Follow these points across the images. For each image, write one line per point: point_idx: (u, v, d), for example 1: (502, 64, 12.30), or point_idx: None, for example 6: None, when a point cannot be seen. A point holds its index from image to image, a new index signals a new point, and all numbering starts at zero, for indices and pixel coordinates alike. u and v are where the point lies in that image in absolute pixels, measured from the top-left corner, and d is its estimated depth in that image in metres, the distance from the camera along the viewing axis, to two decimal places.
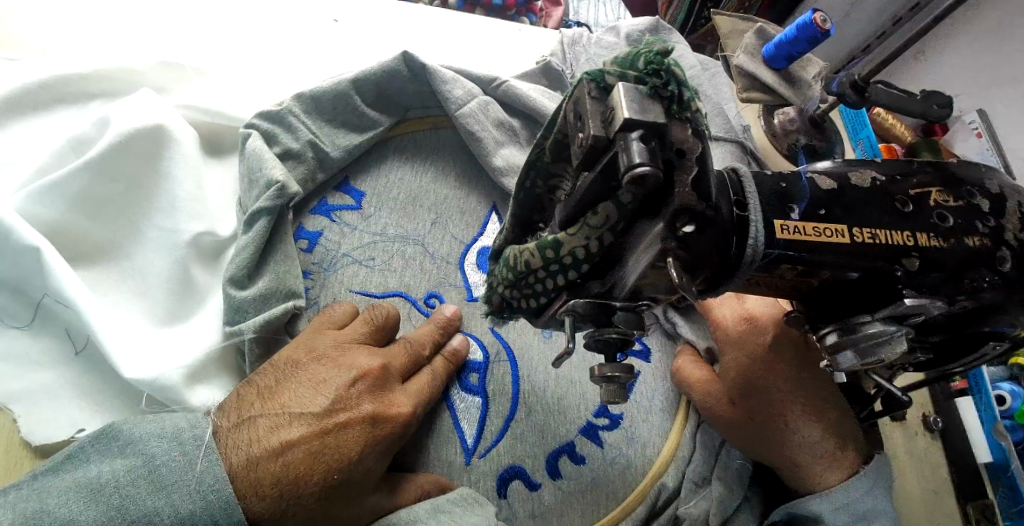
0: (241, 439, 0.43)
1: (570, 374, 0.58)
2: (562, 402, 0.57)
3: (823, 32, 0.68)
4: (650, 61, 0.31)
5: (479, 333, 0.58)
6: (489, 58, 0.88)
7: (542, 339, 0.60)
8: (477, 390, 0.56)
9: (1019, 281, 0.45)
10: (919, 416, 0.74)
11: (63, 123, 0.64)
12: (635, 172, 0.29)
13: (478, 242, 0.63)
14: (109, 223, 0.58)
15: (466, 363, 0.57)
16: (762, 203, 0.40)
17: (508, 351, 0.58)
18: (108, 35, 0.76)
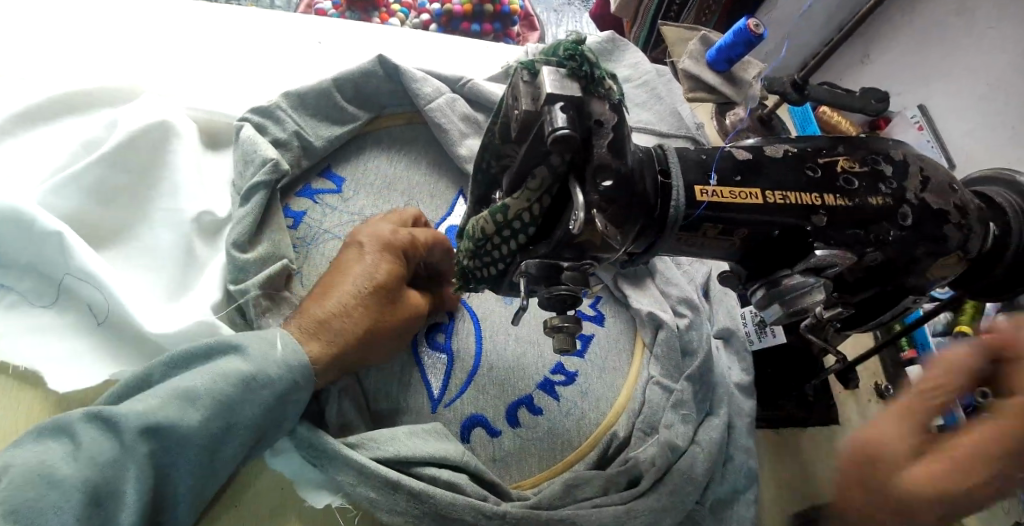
0: (325, 330, 0.54)
1: (530, 335, 0.66)
2: (522, 360, 0.64)
3: (756, 36, 0.76)
4: (567, 49, 0.38)
5: (448, 300, 0.68)
6: (460, 69, 0.96)
7: (504, 303, 0.69)
8: (444, 348, 0.64)
9: (918, 233, 0.51)
10: (872, 385, 0.79)
11: (71, 129, 0.70)
12: (557, 134, 0.35)
13: (446, 221, 0.71)
14: (121, 211, 0.65)
15: (436, 325, 0.65)
16: (682, 172, 0.47)
17: (473, 316, 0.67)
18: (119, 60, 0.84)
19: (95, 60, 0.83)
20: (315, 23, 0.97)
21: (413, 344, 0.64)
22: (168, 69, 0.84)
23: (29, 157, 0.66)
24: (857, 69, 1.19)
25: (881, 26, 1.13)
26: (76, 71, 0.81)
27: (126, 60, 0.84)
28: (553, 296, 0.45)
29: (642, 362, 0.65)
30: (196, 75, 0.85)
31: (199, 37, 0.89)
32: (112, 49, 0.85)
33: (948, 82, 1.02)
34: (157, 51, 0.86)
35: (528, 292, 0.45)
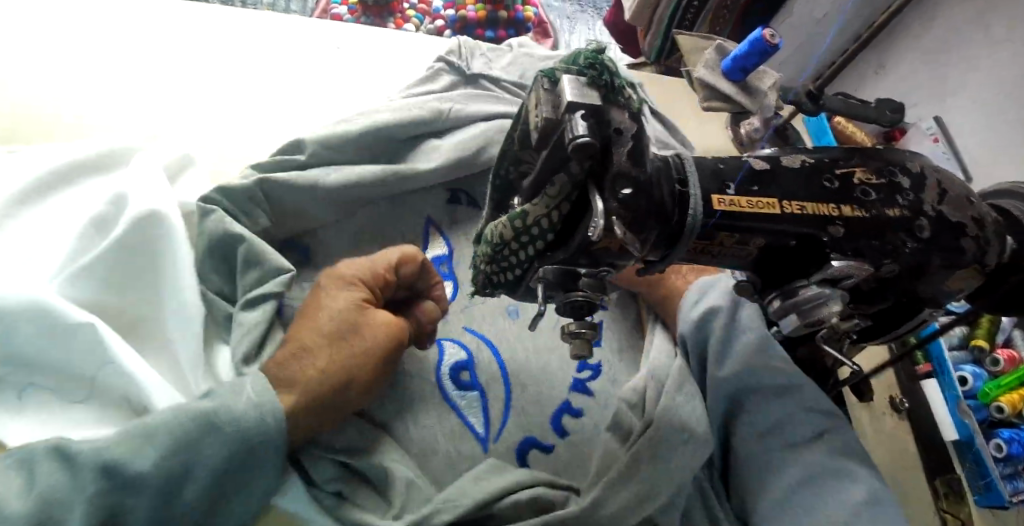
0: (287, 373, 0.54)
1: (541, 348, 0.70)
2: (547, 369, 0.69)
3: (772, 45, 0.76)
4: (587, 58, 0.39)
5: (457, 335, 0.69)
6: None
7: (510, 319, 0.71)
8: (472, 385, 0.66)
9: (935, 245, 0.51)
10: (886, 398, 0.78)
11: (74, 197, 0.66)
12: (577, 142, 0.35)
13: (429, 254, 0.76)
14: (135, 297, 0.62)
15: (456, 364, 0.67)
16: (700, 181, 0.47)
17: (488, 344, 0.69)
18: (145, 68, 0.88)
19: (122, 83, 0.86)
20: (334, 29, 1.00)
21: (440, 392, 0.65)
22: (193, 89, 0.87)
23: (26, 235, 0.62)
24: (871, 80, 1.19)
25: (897, 36, 1.13)
26: (109, 96, 0.84)
27: (153, 80, 0.87)
28: (571, 303, 0.46)
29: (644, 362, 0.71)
30: (225, 90, 0.89)
31: (224, 46, 0.93)
32: (137, 68, 0.87)
33: (964, 94, 1.01)
34: (182, 67, 0.89)
35: (546, 298, 0.47)
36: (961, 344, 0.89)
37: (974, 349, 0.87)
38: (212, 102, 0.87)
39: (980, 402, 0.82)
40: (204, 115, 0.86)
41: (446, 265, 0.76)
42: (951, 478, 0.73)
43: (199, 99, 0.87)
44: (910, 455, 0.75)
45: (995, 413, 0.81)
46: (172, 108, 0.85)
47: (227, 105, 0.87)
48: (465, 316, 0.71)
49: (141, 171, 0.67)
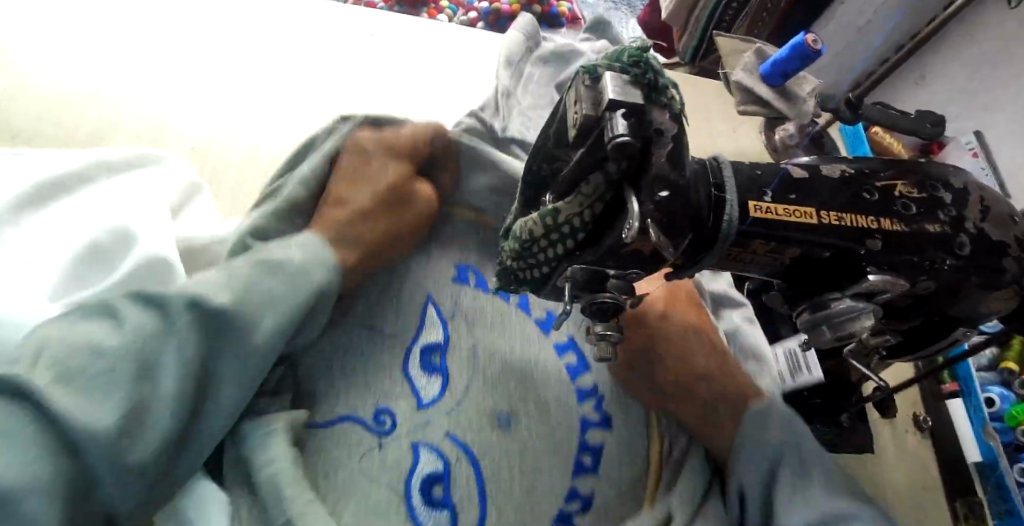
0: (343, 231, 0.62)
1: (534, 462, 0.58)
2: (532, 493, 0.57)
3: (814, 52, 0.75)
4: (631, 56, 0.38)
5: (436, 441, 0.56)
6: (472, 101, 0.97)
7: (499, 431, 0.59)
8: (443, 502, 0.54)
9: (977, 264, 0.49)
10: (909, 416, 0.76)
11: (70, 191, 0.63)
12: (617, 141, 0.35)
13: (421, 339, 0.63)
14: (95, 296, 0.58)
15: (430, 475, 0.54)
16: (737, 187, 0.46)
17: (468, 455, 0.56)
18: (194, 53, 0.92)
19: (158, 66, 0.89)
20: (369, 16, 1.03)
21: (406, 500, 0.53)
22: (229, 73, 0.91)
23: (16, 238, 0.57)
24: (910, 91, 1.16)
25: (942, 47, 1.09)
26: (146, 74, 0.87)
27: (190, 63, 0.90)
28: (598, 304, 0.46)
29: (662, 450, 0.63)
30: (266, 74, 0.92)
31: (268, 33, 0.97)
32: (176, 53, 0.91)
33: (1009, 110, 0.98)
34: (220, 53, 0.92)
35: (572, 297, 0.48)
36: (991, 366, 0.87)
37: (1004, 371, 0.85)
38: (247, 85, 0.90)
39: (1007, 426, 0.79)
40: (236, 98, 0.89)
41: (440, 354, 0.62)
42: (973, 501, 0.72)
43: (234, 83, 0.90)
44: (932, 476, 0.73)
45: (1021, 436, 0.77)
46: (206, 91, 0.88)
47: (260, 89, 0.91)
48: (448, 419, 0.58)
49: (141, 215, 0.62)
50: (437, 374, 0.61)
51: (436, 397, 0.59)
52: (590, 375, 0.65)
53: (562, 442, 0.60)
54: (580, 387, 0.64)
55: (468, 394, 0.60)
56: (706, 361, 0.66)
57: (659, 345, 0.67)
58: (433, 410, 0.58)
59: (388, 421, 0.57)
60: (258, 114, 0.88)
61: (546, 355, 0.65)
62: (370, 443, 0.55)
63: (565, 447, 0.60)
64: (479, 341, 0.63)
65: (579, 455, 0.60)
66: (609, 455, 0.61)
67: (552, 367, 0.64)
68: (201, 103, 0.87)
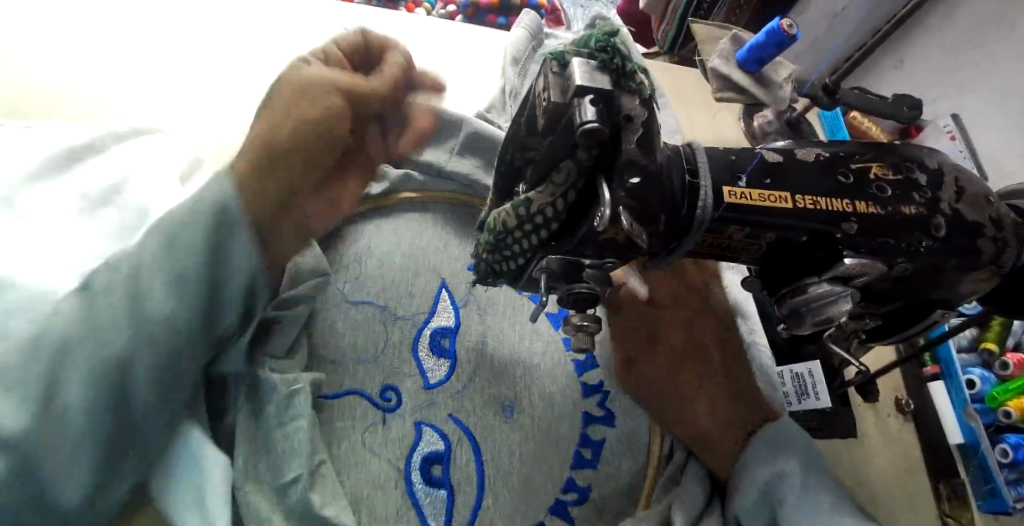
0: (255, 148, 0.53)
1: (534, 452, 0.59)
2: (529, 481, 0.58)
3: (789, 36, 0.74)
4: (599, 41, 0.37)
5: (440, 422, 0.58)
6: (457, 101, 0.91)
7: (502, 417, 0.60)
8: (442, 482, 0.56)
9: (953, 245, 0.49)
10: (892, 400, 0.77)
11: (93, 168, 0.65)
12: (585, 128, 0.34)
13: (431, 323, 0.64)
14: None
15: (430, 454, 0.56)
16: (711, 173, 0.46)
17: (470, 436, 0.58)
18: (154, 53, 0.86)
19: (124, 61, 0.84)
20: (342, 11, 0.98)
21: (404, 480, 0.55)
22: (197, 71, 0.86)
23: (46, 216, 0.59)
24: (888, 75, 1.16)
25: (918, 31, 1.10)
26: (114, 73, 0.83)
27: (157, 59, 0.85)
28: (574, 295, 0.45)
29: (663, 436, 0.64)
30: (234, 74, 0.87)
31: (235, 33, 0.91)
32: (142, 47, 0.86)
33: (984, 92, 0.99)
34: (188, 48, 0.87)
35: (549, 288, 0.47)
36: (971, 347, 0.87)
37: (983, 353, 0.85)
38: (215, 86, 0.85)
39: (988, 407, 0.80)
40: (206, 95, 0.84)
41: (450, 338, 0.64)
42: (956, 482, 0.73)
43: (202, 83, 0.85)
44: (914, 457, 0.74)
45: (1003, 418, 0.78)
46: (174, 88, 0.84)
47: (230, 89, 0.86)
48: (453, 402, 0.60)
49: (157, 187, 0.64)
50: (445, 358, 0.62)
51: (443, 380, 0.61)
52: (599, 372, 0.66)
53: (562, 436, 0.61)
54: (587, 382, 0.65)
55: (475, 381, 0.61)
56: (706, 373, 0.65)
57: (658, 351, 0.66)
58: (439, 392, 0.60)
59: (393, 399, 0.59)
60: (227, 114, 0.83)
61: (556, 348, 0.66)
62: (375, 420, 0.57)
63: (565, 443, 0.61)
64: (490, 330, 0.65)
65: (579, 449, 0.61)
66: (607, 451, 0.62)
67: (561, 362, 0.65)
68: (169, 101, 0.82)
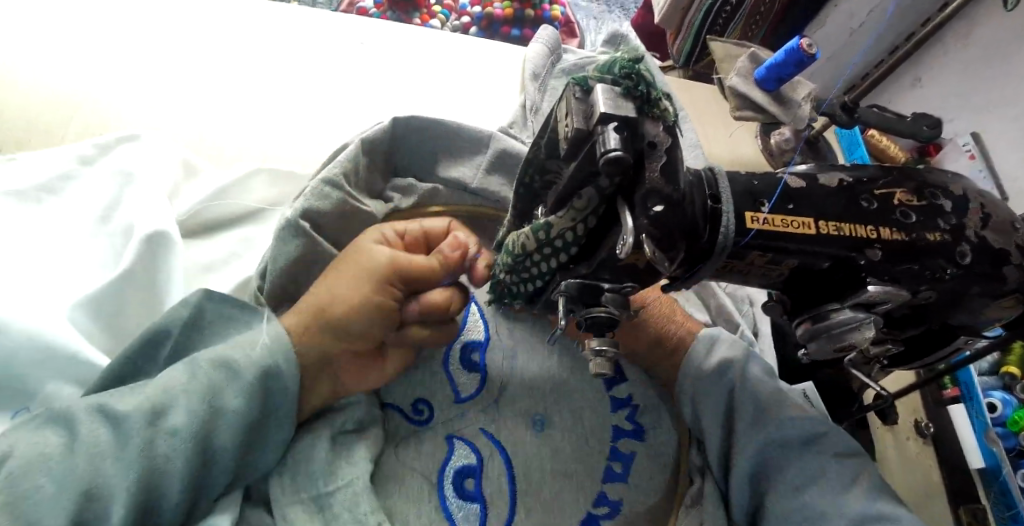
0: (300, 303, 0.58)
1: (564, 468, 0.58)
2: (560, 499, 0.57)
3: (809, 56, 0.73)
4: (624, 67, 0.37)
5: (471, 436, 0.58)
6: (476, 115, 0.92)
7: (532, 432, 0.60)
8: (474, 496, 0.55)
9: (981, 270, 0.48)
10: (911, 421, 0.76)
11: (82, 188, 0.71)
12: (609, 156, 0.34)
13: (465, 335, 0.65)
14: (140, 290, 0.65)
15: (461, 469, 0.56)
16: (734, 198, 0.45)
17: (502, 451, 0.58)
18: (175, 71, 0.88)
19: (144, 72, 0.87)
20: (359, 24, 0.98)
21: (438, 493, 0.55)
22: (216, 82, 0.88)
23: (52, 241, 0.66)
24: (907, 92, 1.15)
25: (938, 47, 1.08)
26: (137, 91, 0.85)
27: (180, 73, 0.88)
28: (591, 319, 0.44)
29: (690, 461, 0.62)
30: (254, 89, 0.88)
31: (255, 48, 0.92)
32: (165, 61, 0.88)
33: (1007, 111, 0.97)
34: (207, 61, 0.89)
35: (566, 313, 0.45)
36: (992, 370, 0.85)
37: (1005, 376, 0.83)
38: (239, 95, 0.87)
39: (1010, 430, 0.76)
40: (226, 107, 0.86)
41: (480, 353, 0.63)
42: (976, 507, 0.70)
43: (222, 92, 0.87)
44: (934, 480, 0.73)
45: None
46: (194, 100, 0.86)
47: (253, 100, 0.87)
48: (485, 416, 0.60)
49: (141, 199, 0.70)
50: (476, 372, 0.62)
51: (474, 393, 0.61)
52: (627, 385, 0.64)
53: (592, 452, 0.60)
54: (615, 397, 0.63)
55: (505, 397, 0.61)
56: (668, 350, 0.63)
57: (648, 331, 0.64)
58: (470, 406, 0.60)
59: (425, 412, 0.60)
60: (248, 128, 0.85)
61: (580, 363, 0.65)
62: (410, 435, 0.58)
63: (595, 458, 0.59)
64: (518, 345, 0.65)
65: (608, 463, 0.59)
66: (639, 466, 0.60)
67: (585, 377, 0.64)
68: (189, 114, 0.84)
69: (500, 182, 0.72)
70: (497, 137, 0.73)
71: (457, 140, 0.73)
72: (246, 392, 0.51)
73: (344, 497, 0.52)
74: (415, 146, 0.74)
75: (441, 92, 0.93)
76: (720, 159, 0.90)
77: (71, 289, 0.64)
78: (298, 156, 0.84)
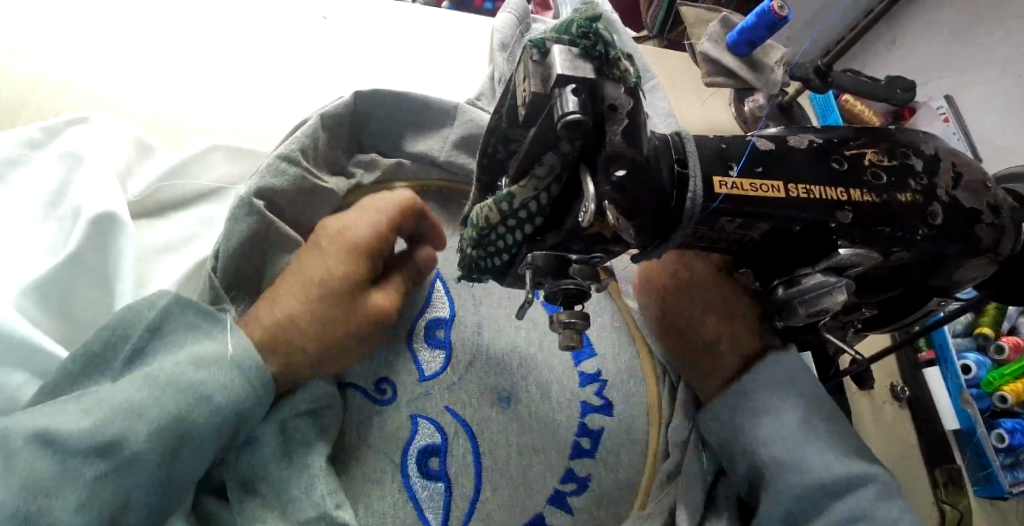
0: (276, 329, 0.52)
1: (532, 442, 0.58)
2: (527, 474, 0.56)
3: (781, 18, 0.72)
4: (581, 26, 0.35)
5: (435, 415, 0.57)
6: (447, 89, 0.89)
7: (499, 407, 0.59)
8: (439, 475, 0.54)
9: (950, 230, 0.48)
10: (886, 386, 0.76)
11: (30, 174, 0.67)
12: (567, 119, 0.33)
13: (425, 315, 0.63)
14: (90, 277, 0.63)
15: (426, 448, 0.55)
16: (702, 162, 0.44)
17: (467, 430, 0.57)
18: (128, 47, 0.83)
19: (97, 46, 0.82)
20: None
21: (401, 473, 0.54)
22: (172, 57, 0.84)
23: None
24: (882, 56, 1.14)
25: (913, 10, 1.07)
26: (87, 68, 0.80)
27: (133, 49, 0.83)
28: (561, 290, 0.44)
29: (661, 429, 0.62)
30: (213, 65, 0.85)
31: (213, 22, 0.88)
32: (117, 37, 0.84)
33: (981, 73, 0.97)
34: (161, 37, 0.85)
35: (534, 286, 0.45)
36: (967, 331, 0.86)
37: (978, 337, 0.83)
38: (197, 72, 0.83)
39: (983, 392, 0.77)
40: (185, 86, 0.82)
41: (444, 329, 0.62)
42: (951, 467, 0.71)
43: (182, 69, 0.83)
44: (909, 442, 0.73)
45: (997, 402, 0.76)
46: (149, 77, 0.82)
47: (212, 77, 0.84)
48: (450, 394, 0.58)
49: (89, 181, 0.67)
50: (441, 349, 0.61)
51: (438, 372, 0.59)
52: (596, 360, 0.63)
53: (561, 426, 0.59)
54: (584, 371, 0.62)
55: (471, 372, 0.60)
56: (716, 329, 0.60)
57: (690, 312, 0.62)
58: (435, 384, 0.58)
59: (388, 391, 0.58)
60: (207, 107, 0.82)
61: (553, 338, 0.64)
62: (373, 414, 0.57)
63: (563, 433, 0.59)
64: (488, 323, 0.64)
65: (577, 439, 0.59)
66: (607, 441, 0.60)
67: (556, 351, 0.63)
68: (144, 92, 0.81)
69: (469, 157, 0.70)
70: (462, 109, 0.71)
71: (424, 114, 0.71)
72: (216, 411, 0.46)
73: (301, 480, 0.51)
74: (381, 121, 0.71)
75: (409, 65, 0.90)
76: (692, 125, 0.89)
77: (18, 275, 0.61)
78: (264, 136, 0.82)
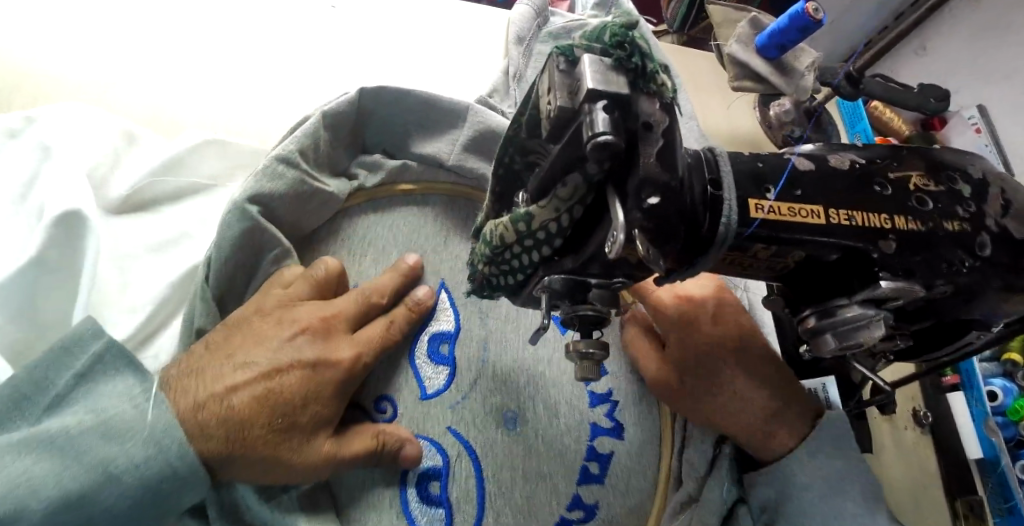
0: (229, 415, 0.45)
1: (537, 467, 0.55)
2: (531, 501, 0.54)
3: (815, 21, 0.68)
4: (615, 34, 0.31)
5: (437, 435, 0.54)
6: (459, 85, 0.85)
7: (505, 429, 0.56)
8: (439, 500, 0.52)
9: (1000, 264, 0.44)
10: (909, 410, 0.72)
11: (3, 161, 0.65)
12: (597, 141, 0.29)
13: (432, 326, 0.60)
14: (56, 278, 0.60)
15: (424, 470, 0.52)
16: (736, 183, 0.41)
17: (471, 453, 0.54)
18: (127, 30, 0.80)
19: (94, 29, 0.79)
20: None
21: (400, 497, 0.52)
22: (172, 45, 0.80)
23: None
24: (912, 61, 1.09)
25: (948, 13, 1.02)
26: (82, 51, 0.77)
27: (131, 34, 0.80)
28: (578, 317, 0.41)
29: (672, 455, 0.59)
30: (215, 53, 0.81)
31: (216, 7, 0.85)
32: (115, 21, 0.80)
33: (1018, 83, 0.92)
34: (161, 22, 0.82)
35: (550, 309, 0.41)
36: (993, 356, 0.82)
37: (1006, 362, 0.80)
38: (198, 60, 0.80)
39: (1009, 420, 0.75)
40: (184, 73, 0.79)
41: (449, 343, 0.59)
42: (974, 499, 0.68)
43: (182, 56, 0.80)
44: (930, 472, 0.70)
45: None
46: (147, 65, 0.78)
47: (213, 66, 0.80)
48: (452, 413, 0.55)
49: (60, 174, 0.63)
50: (444, 365, 0.58)
51: (441, 389, 0.56)
52: (608, 379, 0.60)
53: (567, 449, 0.56)
54: (595, 391, 0.60)
55: (476, 391, 0.57)
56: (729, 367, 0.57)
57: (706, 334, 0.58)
58: (438, 402, 0.56)
59: (389, 410, 0.56)
60: (208, 97, 0.78)
61: (561, 355, 0.61)
62: None
63: (570, 458, 0.56)
64: (495, 337, 0.61)
65: (585, 463, 0.56)
66: (616, 466, 0.57)
67: (566, 369, 0.60)
68: (142, 81, 0.77)
69: (481, 160, 0.67)
70: (475, 110, 0.66)
71: (433, 113, 0.67)
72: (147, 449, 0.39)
73: None
74: (389, 120, 0.68)
75: (419, 59, 0.87)
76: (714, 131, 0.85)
77: None
78: (267, 130, 0.79)
